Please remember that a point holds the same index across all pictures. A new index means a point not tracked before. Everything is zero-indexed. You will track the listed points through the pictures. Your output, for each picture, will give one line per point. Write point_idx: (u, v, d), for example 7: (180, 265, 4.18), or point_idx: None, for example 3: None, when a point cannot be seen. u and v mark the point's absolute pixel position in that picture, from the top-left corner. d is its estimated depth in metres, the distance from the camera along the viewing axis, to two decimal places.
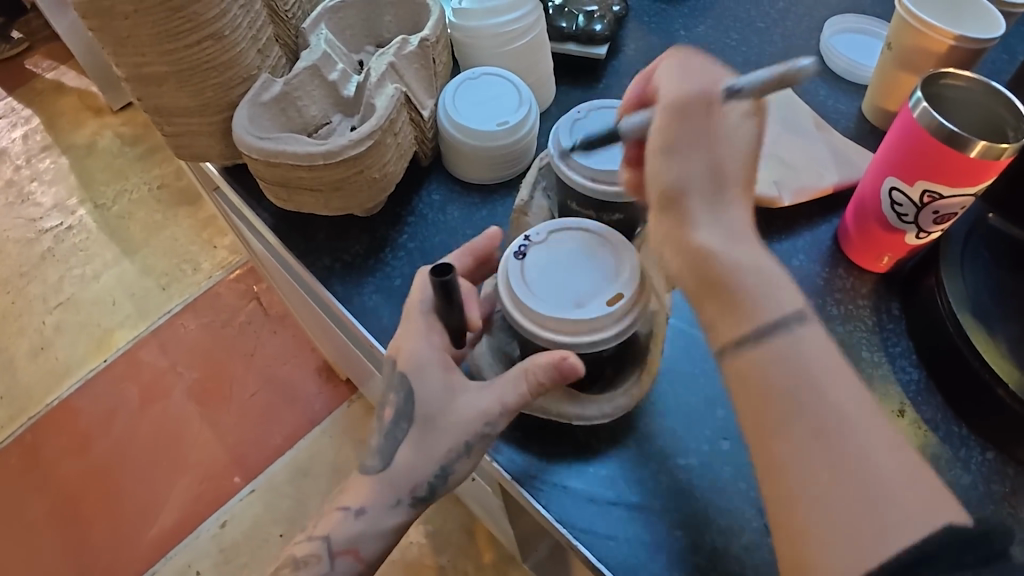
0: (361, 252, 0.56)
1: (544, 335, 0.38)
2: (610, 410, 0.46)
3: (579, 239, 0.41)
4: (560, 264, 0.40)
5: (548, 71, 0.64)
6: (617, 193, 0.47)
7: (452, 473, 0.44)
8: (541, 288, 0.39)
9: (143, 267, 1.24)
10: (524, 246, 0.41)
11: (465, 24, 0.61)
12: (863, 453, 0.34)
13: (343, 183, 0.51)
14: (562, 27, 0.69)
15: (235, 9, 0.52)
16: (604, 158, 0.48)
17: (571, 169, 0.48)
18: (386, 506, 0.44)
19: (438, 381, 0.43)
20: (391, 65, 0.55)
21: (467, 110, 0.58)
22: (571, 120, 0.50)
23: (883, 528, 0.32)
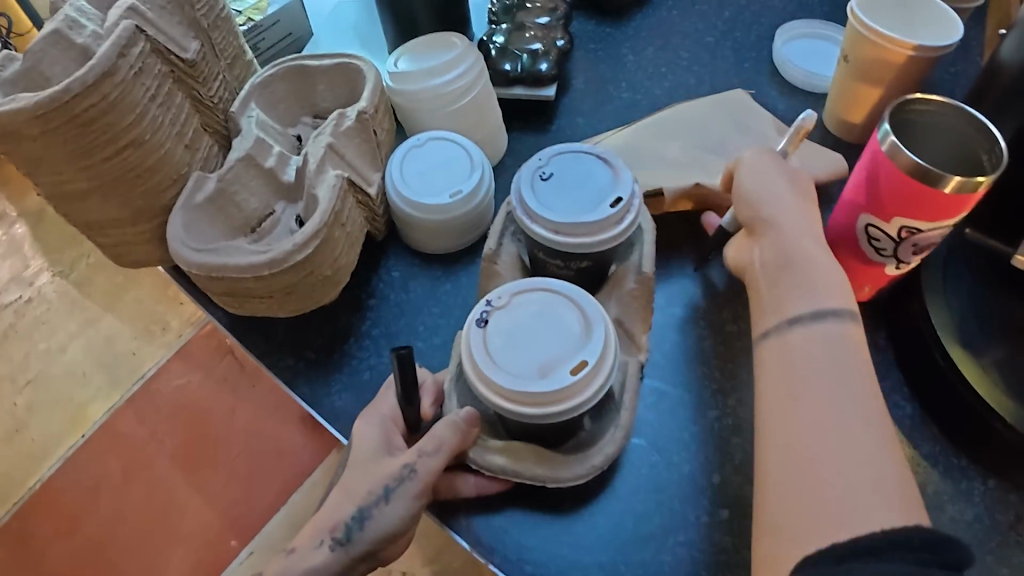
0: (325, 346, 0.54)
1: (508, 407, 0.40)
2: (584, 470, 0.45)
3: (542, 298, 0.44)
4: (521, 325, 0.43)
5: (498, 123, 0.61)
6: (580, 245, 0.47)
7: (370, 517, 0.42)
8: (503, 360, 0.41)
9: (111, 334, 1.20)
10: (486, 314, 0.43)
11: (403, 89, 0.57)
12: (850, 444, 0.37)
13: (296, 286, 0.48)
14: (507, 69, 0.66)
15: (153, 109, 0.48)
16: (567, 209, 0.47)
17: (534, 223, 0.47)
18: (309, 548, 0.42)
19: (376, 435, 0.45)
20: (330, 147, 0.52)
21: (417, 178, 0.55)
22: (535, 169, 0.49)
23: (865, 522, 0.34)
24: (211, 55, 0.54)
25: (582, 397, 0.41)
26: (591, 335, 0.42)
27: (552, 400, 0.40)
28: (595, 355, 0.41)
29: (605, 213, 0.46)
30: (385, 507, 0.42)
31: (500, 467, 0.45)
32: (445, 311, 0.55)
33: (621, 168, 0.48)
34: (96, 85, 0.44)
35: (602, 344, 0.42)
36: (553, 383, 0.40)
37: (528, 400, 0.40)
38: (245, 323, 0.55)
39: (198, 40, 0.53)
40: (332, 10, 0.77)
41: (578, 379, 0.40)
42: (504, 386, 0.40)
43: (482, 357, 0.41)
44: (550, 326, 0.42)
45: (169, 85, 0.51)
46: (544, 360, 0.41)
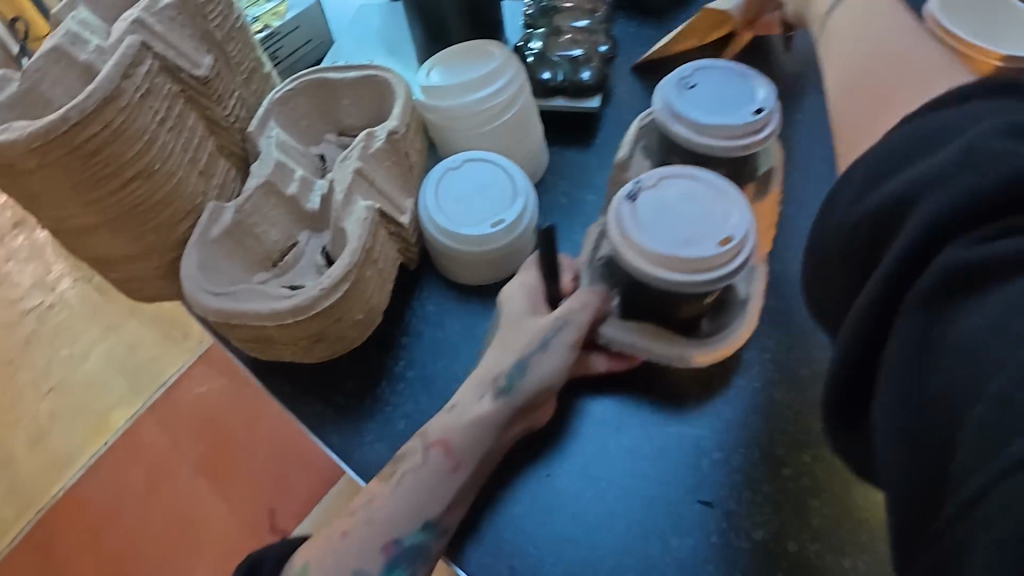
0: (355, 390, 0.49)
1: (653, 270, 0.40)
2: (709, 352, 0.47)
3: (690, 184, 0.43)
4: (671, 205, 0.42)
5: (540, 140, 0.55)
6: (722, 149, 0.46)
7: (531, 366, 0.43)
8: (651, 229, 0.41)
9: (132, 340, 1.16)
10: (636, 190, 0.43)
11: (437, 106, 0.52)
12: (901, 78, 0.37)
13: (323, 332, 0.43)
14: (546, 78, 0.61)
15: (162, 134, 0.44)
16: (710, 112, 0.47)
17: (678, 124, 0.47)
18: (472, 401, 0.42)
19: (524, 300, 0.46)
20: (358, 172, 0.48)
21: (453, 204, 0.50)
22: (678, 78, 0.49)
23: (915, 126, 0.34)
24: (227, 71, 0.50)
25: (726, 269, 0.40)
26: (734, 218, 0.42)
27: (698, 267, 0.40)
28: (741, 233, 0.41)
29: (747, 118, 0.46)
30: (544, 354, 0.43)
31: (632, 343, 0.47)
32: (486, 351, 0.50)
33: (760, 83, 0.48)
34: (97, 113, 0.39)
35: (747, 228, 0.41)
36: (699, 251, 0.40)
37: (674, 265, 0.40)
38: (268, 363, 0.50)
39: (212, 55, 0.48)
40: (355, 15, 0.72)
41: (724, 251, 0.40)
42: (651, 248, 0.40)
43: (625, 216, 0.42)
44: (696, 208, 0.42)
45: (180, 107, 0.46)
46: (690, 233, 0.41)
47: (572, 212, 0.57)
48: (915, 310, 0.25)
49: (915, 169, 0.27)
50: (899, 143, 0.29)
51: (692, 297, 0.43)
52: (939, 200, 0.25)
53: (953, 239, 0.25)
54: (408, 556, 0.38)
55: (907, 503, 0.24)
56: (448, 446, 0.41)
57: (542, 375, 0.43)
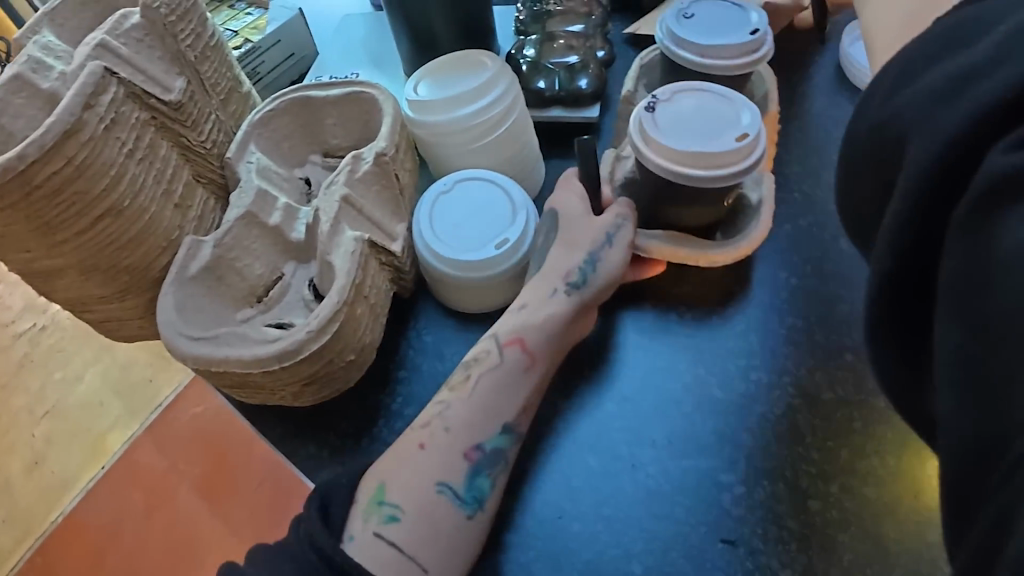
0: (350, 430, 0.46)
1: (677, 166, 0.43)
2: (735, 246, 0.49)
3: (700, 94, 0.46)
4: (687, 113, 0.45)
5: (537, 154, 0.52)
6: (727, 67, 0.48)
7: (601, 259, 0.45)
8: (672, 133, 0.44)
9: (126, 362, 1.13)
10: (653, 103, 0.45)
11: (427, 121, 0.49)
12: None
13: (313, 376, 0.40)
14: (542, 88, 0.57)
15: (132, 167, 0.41)
16: (712, 34, 0.48)
17: (680, 48, 0.49)
18: (543, 297, 0.44)
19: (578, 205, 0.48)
20: (346, 199, 0.45)
21: (449, 227, 0.47)
22: (677, 10, 0.50)
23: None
24: (202, 94, 0.47)
25: (746, 161, 0.43)
26: (745, 117, 0.44)
27: (718, 162, 0.43)
28: (755, 129, 0.43)
29: (744, 37, 0.48)
30: (611, 250, 0.45)
31: (661, 245, 0.49)
32: None
33: (753, 8, 0.50)
34: (58, 148, 0.36)
35: (759, 125, 0.44)
36: (719, 146, 0.43)
37: (696, 160, 0.43)
38: (257, 404, 0.47)
39: (184, 77, 0.45)
40: (337, 25, 0.68)
41: (743, 145, 0.43)
42: (672, 147, 0.43)
43: (648, 124, 0.44)
44: (711, 113, 0.45)
45: (151, 136, 0.43)
46: (708, 133, 0.44)
47: None
48: (955, 231, 0.23)
49: (932, 75, 0.26)
50: (929, 39, 0.27)
51: (716, 194, 0.46)
52: (972, 104, 0.23)
53: (987, 143, 0.23)
54: (489, 460, 0.39)
55: (970, 458, 0.22)
56: (523, 343, 0.42)
57: (611, 268, 0.45)
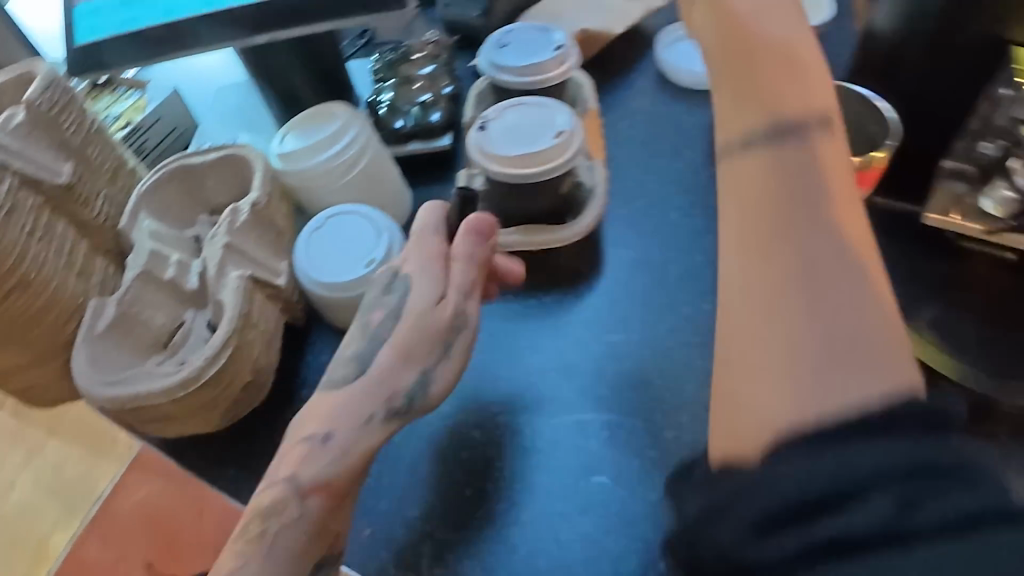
0: (267, 449, 0.51)
1: (512, 169, 0.52)
2: (578, 228, 0.57)
3: (520, 107, 0.55)
4: (513, 125, 0.53)
5: (401, 183, 0.60)
6: (542, 80, 0.58)
7: (432, 380, 0.44)
8: (502, 144, 0.52)
9: (63, 457, 1.14)
10: (483, 124, 0.54)
11: (294, 168, 0.56)
12: (790, 28, 0.32)
13: (216, 399, 0.47)
14: (400, 126, 0.65)
15: (33, 244, 0.46)
16: (525, 57, 0.58)
17: (503, 73, 0.58)
18: (359, 426, 0.42)
19: (428, 281, 0.45)
20: (228, 247, 0.51)
21: (325, 257, 0.54)
22: (495, 43, 0.60)
23: (837, 156, 0.31)
24: (90, 174, 0.52)
25: (566, 156, 0.52)
26: (558, 119, 0.53)
27: (543, 160, 0.51)
28: (568, 127, 0.52)
29: (550, 54, 0.58)
30: (444, 364, 0.45)
31: (516, 240, 0.57)
32: None
33: (555, 30, 0.60)
34: None
35: (571, 124, 0.53)
36: (542, 147, 0.51)
37: (526, 163, 0.51)
38: (180, 442, 0.52)
39: (72, 161, 0.51)
40: (214, 95, 0.74)
41: (559, 143, 0.52)
42: (504, 155, 0.52)
43: (482, 144, 0.53)
44: (531, 121, 0.53)
45: (46, 217, 0.48)
46: (531, 137, 0.52)
47: None
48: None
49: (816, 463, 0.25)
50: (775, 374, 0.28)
51: (553, 183, 0.54)
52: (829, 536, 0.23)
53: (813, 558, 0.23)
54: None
55: None
56: (327, 492, 0.40)
57: (440, 390, 0.45)
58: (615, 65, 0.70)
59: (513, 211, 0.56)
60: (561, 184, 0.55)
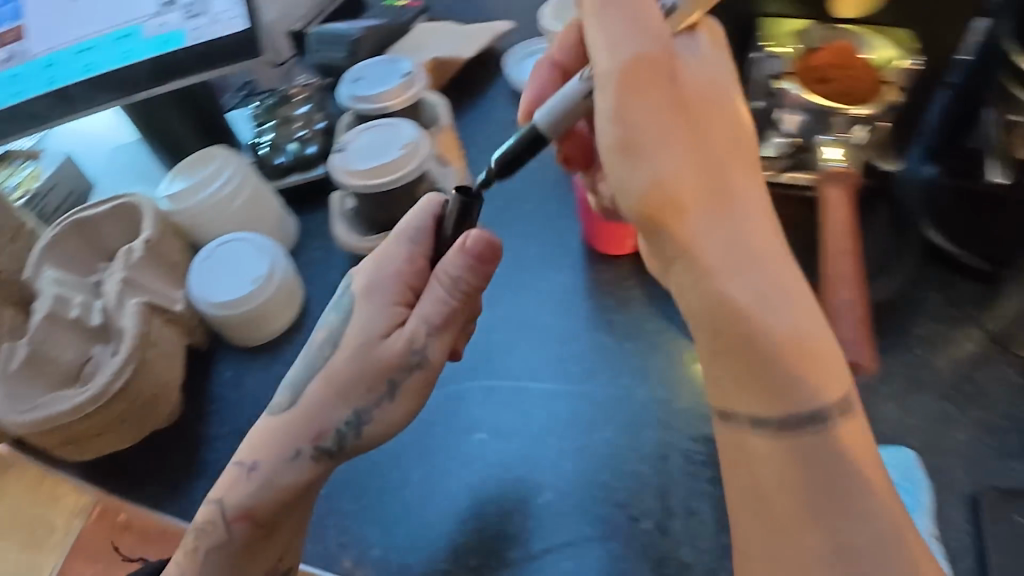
0: (179, 462, 0.57)
1: (367, 182, 0.59)
2: None
3: (372, 128, 0.62)
4: (366, 144, 0.61)
5: (282, 211, 0.66)
6: (391, 105, 0.65)
7: (370, 420, 0.47)
8: (358, 160, 0.60)
9: None
10: (340, 146, 0.61)
11: (182, 207, 0.62)
12: (804, 312, 0.35)
13: (125, 412, 0.54)
14: (281, 162, 0.70)
15: None
16: (376, 86, 0.66)
17: (358, 102, 0.65)
18: (286, 460, 0.46)
19: (378, 310, 0.47)
20: (125, 281, 0.57)
21: (215, 281, 0.60)
22: (350, 79, 0.67)
23: (861, 431, 0.36)
24: None
25: (413, 165, 0.59)
26: (406, 134, 0.61)
27: (393, 170, 0.59)
28: (413, 140, 0.60)
29: (397, 82, 0.66)
30: (386, 407, 0.47)
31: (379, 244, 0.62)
32: None
33: (403, 61, 0.68)
34: None
35: (417, 137, 0.60)
36: (391, 159, 0.59)
37: (379, 174, 0.59)
38: (101, 466, 0.58)
39: None
40: (107, 156, 0.79)
41: (407, 154, 0.59)
42: (359, 169, 0.59)
43: (340, 163, 0.60)
44: (382, 138, 0.61)
45: None
46: (382, 152, 0.60)
47: (328, 259, 0.67)
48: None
49: None
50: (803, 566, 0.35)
51: (407, 192, 0.61)
52: None
53: None
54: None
55: None
56: (250, 518, 0.46)
57: (375, 429, 0.47)
58: (472, 87, 0.77)
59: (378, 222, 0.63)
60: (416, 192, 0.62)
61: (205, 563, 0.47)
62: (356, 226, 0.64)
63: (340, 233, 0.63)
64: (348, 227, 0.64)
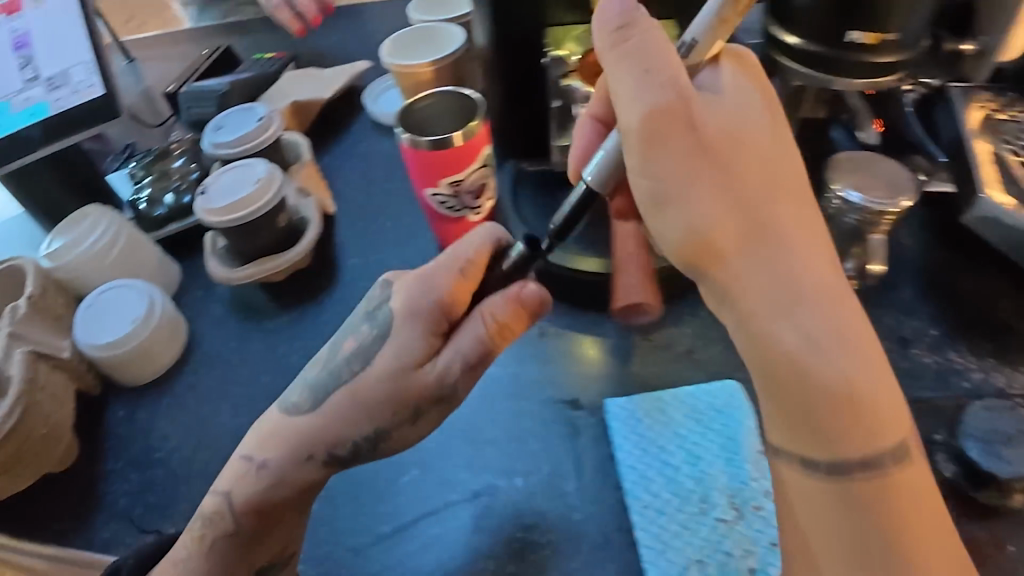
0: (79, 498, 0.61)
1: (225, 217, 0.64)
2: (300, 249, 0.69)
3: (229, 170, 0.68)
4: (224, 184, 0.66)
5: (160, 257, 0.72)
6: (253, 146, 0.70)
7: (385, 438, 0.50)
8: (216, 199, 0.65)
9: None
10: (200, 189, 0.67)
11: (61, 264, 0.67)
12: (858, 353, 0.37)
13: (19, 452, 0.58)
14: (159, 213, 0.74)
15: None
16: (233, 131, 0.71)
17: (219, 147, 0.71)
18: (298, 462, 0.50)
19: (413, 332, 0.50)
20: (12, 334, 0.60)
21: (98, 326, 0.64)
22: (213, 128, 0.73)
23: (919, 471, 0.38)
24: None
25: (267, 197, 0.65)
26: (259, 171, 0.67)
27: (248, 203, 0.65)
28: (265, 175, 0.66)
29: (255, 124, 0.71)
30: (406, 429, 0.50)
31: (248, 273, 0.68)
32: (173, 420, 0.65)
33: (260, 106, 0.74)
34: None
35: (269, 172, 0.67)
36: (245, 194, 0.65)
37: (235, 208, 0.64)
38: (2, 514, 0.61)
39: None
40: None
41: (261, 188, 0.65)
42: (216, 207, 0.64)
43: (201, 204, 0.65)
44: (238, 177, 0.67)
45: None
46: (237, 190, 0.65)
47: (210, 296, 0.73)
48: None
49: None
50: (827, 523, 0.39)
51: (267, 222, 0.67)
52: None
53: None
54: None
55: None
56: (249, 508, 0.50)
57: (390, 444, 0.51)
58: (334, 124, 0.84)
59: (247, 253, 0.68)
60: (278, 222, 0.68)
61: (212, 548, 0.50)
62: (227, 259, 0.69)
63: (212, 267, 0.68)
64: (219, 263, 0.69)
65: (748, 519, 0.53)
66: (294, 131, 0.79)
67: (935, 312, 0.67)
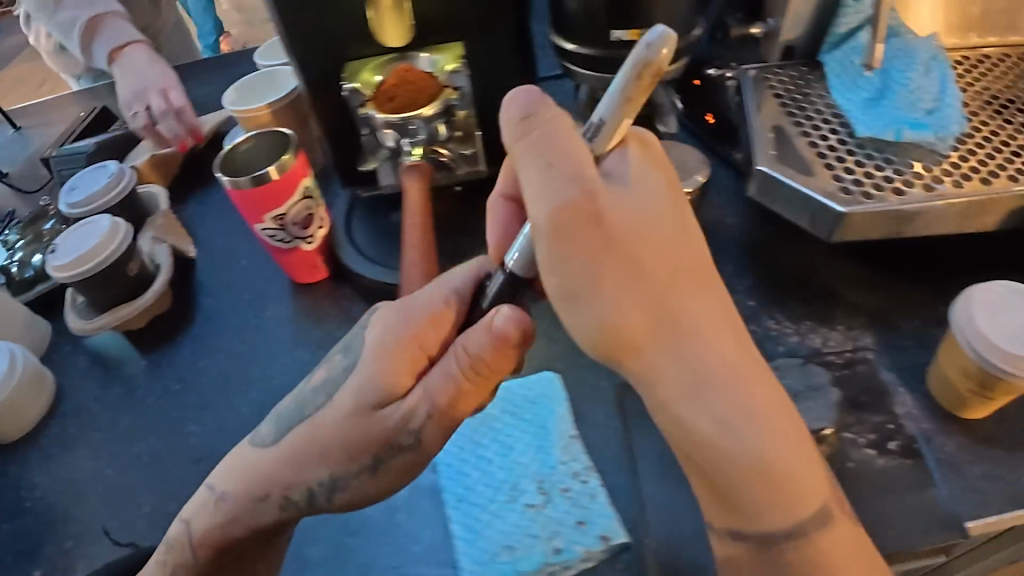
0: None
1: (71, 270, 0.67)
2: (153, 293, 0.72)
3: (79, 227, 0.71)
4: (72, 240, 0.69)
5: (23, 316, 0.74)
6: (105, 203, 0.74)
7: (340, 487, 0.48)
8: (63, 255, 0.68)
9: None
10: (51, 248, 0.70)
11: None
12: (774, 442, 0.40)
13: None
14: (30, 275, 0.78)
15: None
16: (86, 191, 0.75)
17: (72, 207, 0.75)
18: (256, 502, 0.49)
19: (374, 366, 0.48)
20: None
21: None
22: (67, 189, 0.76)
23: (840, 528, 0.43)
24: None
25: (112, 247, 0.68)
26: (104, 223, 0.69)
27: (93, 255, 0.67)
28: (109, 226, 0.69)
29: (105, 182, 0.75)
30: (365, 477, 0.48)
31: (105, 322, 0.71)
32: (35, 471, 0.67)
33: (112, 164, 0.78)
34: None
35: (113, 223, 0.69)
36: (89, 247, 0.67)
37: (80, 262, 0.67)
38: None
39: None
40: None
41: (104, 239, 0.68)
42: (62, 262, 0.67)
43: (50, 262, 0.68)
44: (84, 232, 0.69)
45: None
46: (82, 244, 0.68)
47: (74, 349, 0.75)
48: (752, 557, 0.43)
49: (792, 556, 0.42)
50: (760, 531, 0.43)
51: (117, 272, 0.70)
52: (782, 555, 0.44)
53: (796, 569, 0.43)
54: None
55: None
56: (210, 539, 0.50)
57: (346, 496, 0.49)
58: (195, 170, 0.88)
59: (101, 304, 0.71)
60: (128, 271, 0.71)
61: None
62: (87, 311, 0.73)
63: (71, 321, 0.72)
64: (79, 316, 0.73)
65: (556, 501, 0.56)
66: (152, 183, 0.82)
67: (756, 281, 0.70)
